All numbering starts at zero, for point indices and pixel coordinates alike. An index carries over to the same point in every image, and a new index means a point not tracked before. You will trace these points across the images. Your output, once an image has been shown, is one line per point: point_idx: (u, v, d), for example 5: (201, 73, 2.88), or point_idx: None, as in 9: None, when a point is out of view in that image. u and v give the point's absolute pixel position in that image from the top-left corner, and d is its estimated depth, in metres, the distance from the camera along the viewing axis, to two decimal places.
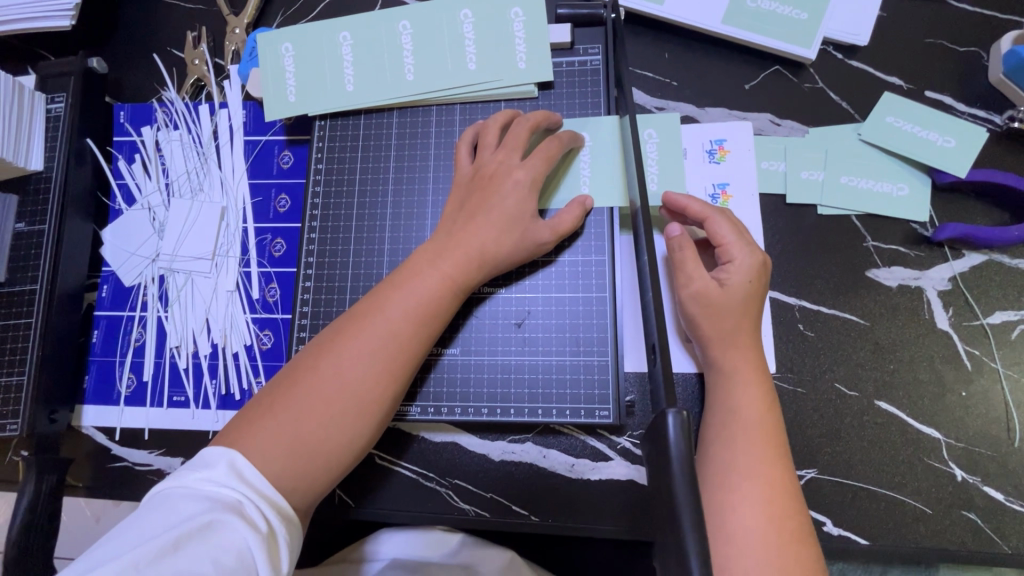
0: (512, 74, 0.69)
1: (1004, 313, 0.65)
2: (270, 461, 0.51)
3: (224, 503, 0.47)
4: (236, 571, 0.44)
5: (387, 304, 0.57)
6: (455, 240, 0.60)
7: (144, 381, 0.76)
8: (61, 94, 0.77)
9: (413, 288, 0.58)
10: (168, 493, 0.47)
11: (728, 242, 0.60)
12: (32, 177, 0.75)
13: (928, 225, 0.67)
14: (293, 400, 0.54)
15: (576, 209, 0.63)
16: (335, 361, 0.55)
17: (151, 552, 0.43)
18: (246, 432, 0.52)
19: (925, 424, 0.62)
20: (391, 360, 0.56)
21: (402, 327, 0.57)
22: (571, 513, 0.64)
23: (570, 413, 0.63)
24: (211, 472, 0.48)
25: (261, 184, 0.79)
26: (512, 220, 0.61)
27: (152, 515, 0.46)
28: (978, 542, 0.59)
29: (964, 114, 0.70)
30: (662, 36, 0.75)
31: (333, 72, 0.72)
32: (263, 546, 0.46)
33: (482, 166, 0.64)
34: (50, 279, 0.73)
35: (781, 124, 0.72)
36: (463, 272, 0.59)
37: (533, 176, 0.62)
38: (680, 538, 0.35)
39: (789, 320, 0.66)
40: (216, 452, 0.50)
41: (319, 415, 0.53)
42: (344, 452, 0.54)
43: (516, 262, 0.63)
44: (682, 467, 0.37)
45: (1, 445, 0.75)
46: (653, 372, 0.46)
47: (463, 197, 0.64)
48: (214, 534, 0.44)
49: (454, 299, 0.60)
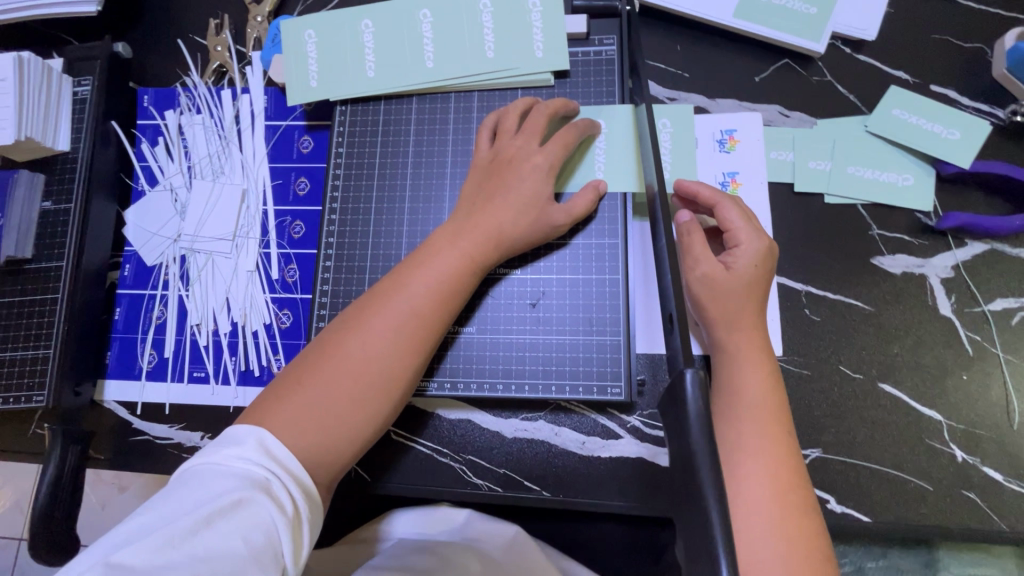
0: (530, 62, 0.71)
1: (1005, 299, 0.66)
2: (297, 431, 0.53)
3: (254, 480, 0.48)
4: (265, 548, 0.46)
5: (408, 282, 0.59)
6: (474, 221, 0.62)
7: (165, 358, 0.78)
8: (88, 77, 0.79)
9: (433, 267, 0.60)
10: (198, 470, 0.49)
11: (735, 227, 0.62)
12: (59, 158, 0.77)
13: (932, 214, 0.69)
14: (320, 373, 0.56)
15: (589, 193, 0.65)
16: (359, 336, 0.57)
17: (183, 526, 0.44)
18: (274, 404, 0.54)
19: (927, 406, 0.64)
20: (412, 337, 0.58)
21: (423, 305, 0.59)
22: (581, 488, 0.66)
23: (582, 391, 0.65)
24: (240, 450, 0.50)
25: (281, 168, 0.81)
26: (530, 203, 0.63)
27: (182, 491, 0.47)
28: (977, 520, 0.61)
29: (968, 108, 0.72)
30: (675, 28, 0.77)
31: (355, 59, 0.74)
32: (290, 525, 0.48)
33: (501, 150, 0.66)
34: (76, 257, 0.75)
35: (790, 115, 0.74)
36: (481, 252, 0.61)
37: (552, 161, 0.64)
38: (699, 489, 0.38)
39: (795, 304, 0.68)
40: (243, 430, 0.52)
41: (344, 389, 0.55)
42: (368, 424, 0.56)
43: (533, 244, 0.64)
44: (699, 419, 0.40)
45: (25, 417, 0.77)
46: (670, 343, 0.48)
47: (481, 179, 0.66)
48: (245, 510, 0.46)
49: (472, 278, 0.62)
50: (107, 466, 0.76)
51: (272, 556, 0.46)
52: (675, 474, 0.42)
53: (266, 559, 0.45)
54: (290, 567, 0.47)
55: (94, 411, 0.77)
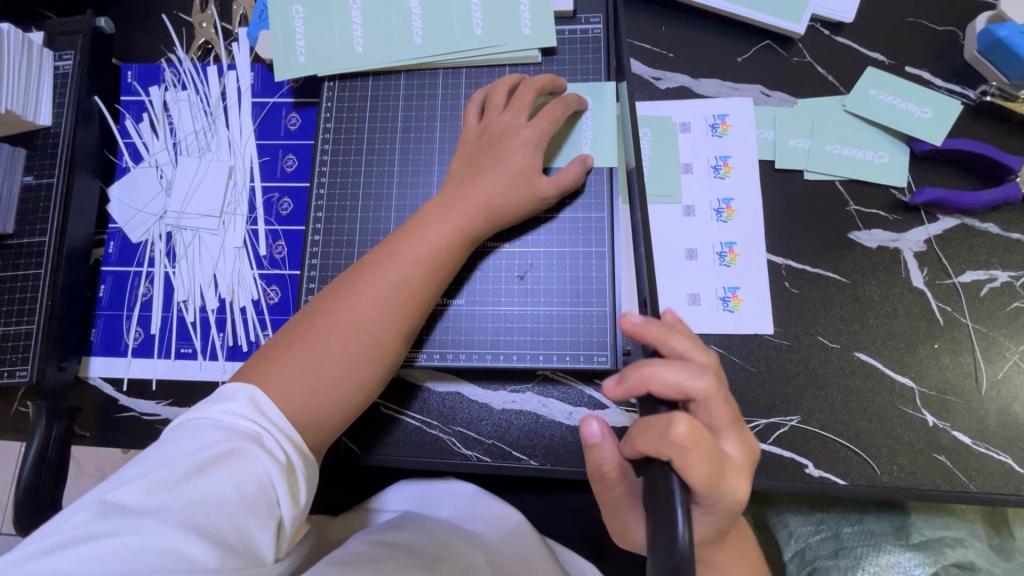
0: (517, 40, 0.72)
1: (974, 272, 0.69)
2: (289, 396, 0.54)
3: (244, 433, 0.49)
4: (258, 496, 0.46)
5: (399, 252, 0.60)
6: (465, 193, 0.63)
7: (151, 334, 0.77)
8: (70, 51, 0.78)
9: (423, 237, 0.61)
10: (190, 423, 0.49)
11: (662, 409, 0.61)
12: (40, 132, 0.76)
13: (905, 190, 0.72)
14: (311, 339, 0.56)
15: (577, 166, 0.66)
16: (349, 304, 0.58)
17: (177, 473, 0.44)
18: (266, 368, 0.55)
19: (899, 372, 0.67)
20: (402, 305, 0.59)
21: (414, 275, 0.59)
22: (568, 457, 0.67)
23: (569, 359, 0.66)
24: (232, 404, 0.50)
25: (268, 145, 0.80)
26: (519, 174, 0.64)
27: (176, 441, 0.47)
28: (947, 482, 0.64)
29: (941, 89, 0.75)
30: (660, 9, 0.79)
31: (342, 34, 0.74)
32: (283, 475, 0.48)
33: (490, 125, 0.67)
34: (59, 232, 0.74)
35: (771, 95, 0.76)
36: (472, 223, 0.62)
37: (539, 135, 0.65)
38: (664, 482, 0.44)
39: (776, 278, 0.70)
40: (236, 386, 0.52)
41: (334, 354, 0.56)
42: (358, 391, 0.58)
43: (522, 216, 0.65)
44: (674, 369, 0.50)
45: (6, 395, 0.76)
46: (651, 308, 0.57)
47: (471, 153, 0.67)
48: (237, 461, 0.46)
49: (462, 249, 0.63)
50: (92, 442, 0.75)
51: (266, 505, 0.47)
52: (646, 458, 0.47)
53: (258, 506, 0.46)
54: (285, 516, 0.48)
55: (78, 388, 0.77)
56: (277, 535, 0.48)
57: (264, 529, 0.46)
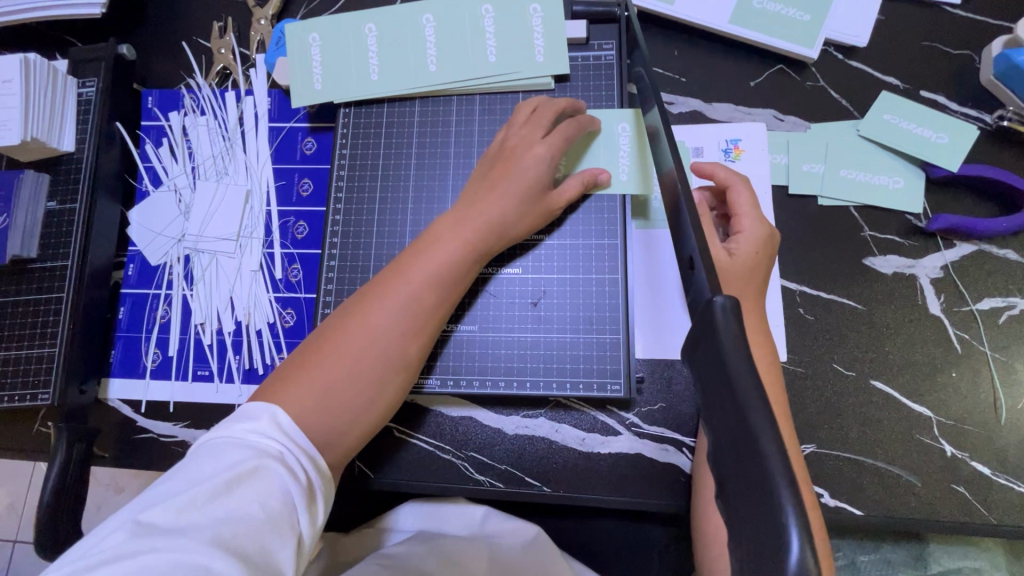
0: (530, 66, 0.72)
1: (992, 299, 0.68)
2: (305, 418, 0.53)
3: (267, 451, 0.49)
4: (280, 513, 0.46)
5: (414, 269, 0.60)
6: (476, 208, 0.63)
7: (169, 356, 0.78)
8: (93, 79, 0.80)
9: (436, 255, 0.61)
10: (215, 442, 0.49)
11: (742, 213, 0.62)
12: (64, 158, 0.78)
13: (922, 216, 0.71)
14: (327, 358, 0.56)
15: (580, 181, 0.67)
16: (365, 323, 0.58)
17: (205, 491, 0.45)
18: (281, 390, 0.54)
19: (916, 402, 0.66)
20: (417, 326, 0.60)
21: (428, 292, 0.60)
22: (581, 484, 0.67)
23: (583, 387, 0.66)
24: (255, 423, 0.50)
25: (285, 169, 0.82)
26: (528, 188, 0.64)
27: (202, 460, 0.47)
28: (965, 513, 0.63)
29: (956, 113, 0.74)
30: (672, 34, 0.79)
31: (358, 62, 0.75)
32: (302, 494, 0.48)
33: (505, 139, 0.68)
34: (81, 256, 0.76)
35: (784, 120, 0.75)
36: (484, 240, 0.63)
37: (551, 151, 0.66)
38: (762, 460, 0.30)
39: (790, 304, 0.70)
40: (258, 406, 0.52)
41: (349, 372, 0.56)
42: (368, 411, 0.57)
43: (525, 233, 0.66)
44: (729, 330, 0.36)
45: (28, 415, 0.78)
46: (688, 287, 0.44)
47: (485, 167, 0.67)
48: (260, 478, 0.46)
49: (474, 264, 0.63)
50: (110, 463, 0.76)
51: (289, 521, 0.46)
52: (700, 380, 0.37)
53: (282, 524, 0.46)
54: (305, 534, 0.48)
55: (98, 409, 0.78)
56: (298, 552, 0.47)
57: (288, 545, 0.46)
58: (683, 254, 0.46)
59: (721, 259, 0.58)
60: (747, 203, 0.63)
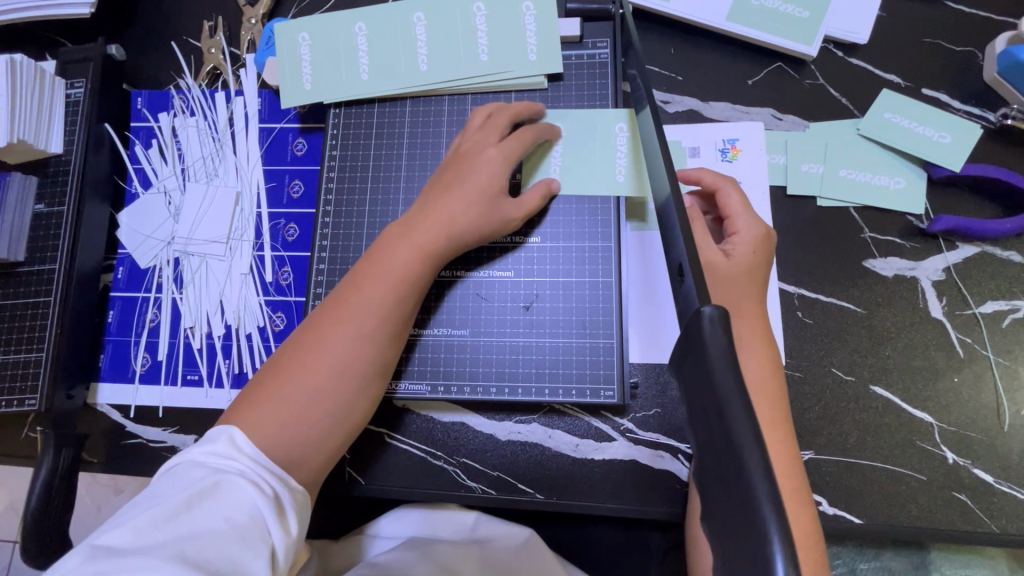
0: (523, 65, 0.71)
1: (995, 302, 0.67)
2: (260, 437, 0.52)
3: (230, 468, 0.48)
4: (247, 527, 0.45)
5: (363, 281, 0.59)
6: (426, 214, 0.62)
7: (158, 360, 0.77)
8: (81, 80, 0.79)
9: (386, 264, 0.60)
10: (178, 463, 0.49)
11: (735, 213, 0.61)
12: (52, 160, 0.77)
13: (923, 217, 0.70)
14: (281, 376, 0.55)
15: (540, 190, 0.66)
16: (317, 339, 0.57)
17: (165, 511, 0.44)
18: (237, 413, 0.54)
19: (918, 407, 0.64)
20: (371, 335, 0.58)
21: (377, 301, 0.58)
22: (575, 491, 0.66)
23: (576, 393, 0.65)
24: (215, 442, 0.50)
25: (275, 170, 0.81)
26: (481, 192, 0.63)
27: (164, 482, 0.47)
28: (967, 521, 0.61)
29: (960, 111, 0.72)
30: (669, 31, 0.78)
31: (348, 61, 0.74)
32: (271, 506, 0.47)
33: (461, 145, 0.67)
34: (69, 260, 0.75)
35: (783, 119, 0.74)
36: (434, 244, 0.61)
37: (502, 154, 0.64)
38: (747, 481, 0.30)
39: (788, 307, 0.68)
40: (216, 429, 0.52)
41: (303, 388, 0.55)
42: (330, 425, 0.56)
43: (490, 237, 0.64)
44: (719, 339, 0.35)
45: (17, 420, 0.77)
46: (678, 294, 0.43)
47: (438, 175, 0.66)
48: (222, 494, 0.46)
49: (428, 268, 0.61)
50: (99, 469, 0.75)
51: (257, 534, 0.45)
52: (689, 392, 0.36)
53: (250, 537, 0.45)
54: (280, 546, 0.47)
55: (87, 414, 0.77)
56: (269, 566, 0.46)
57: (257, 558, 0.45)
58: (673, 260, 0.45)
59: (714, 261, 0.58)
60: (738, 204, 0.61)
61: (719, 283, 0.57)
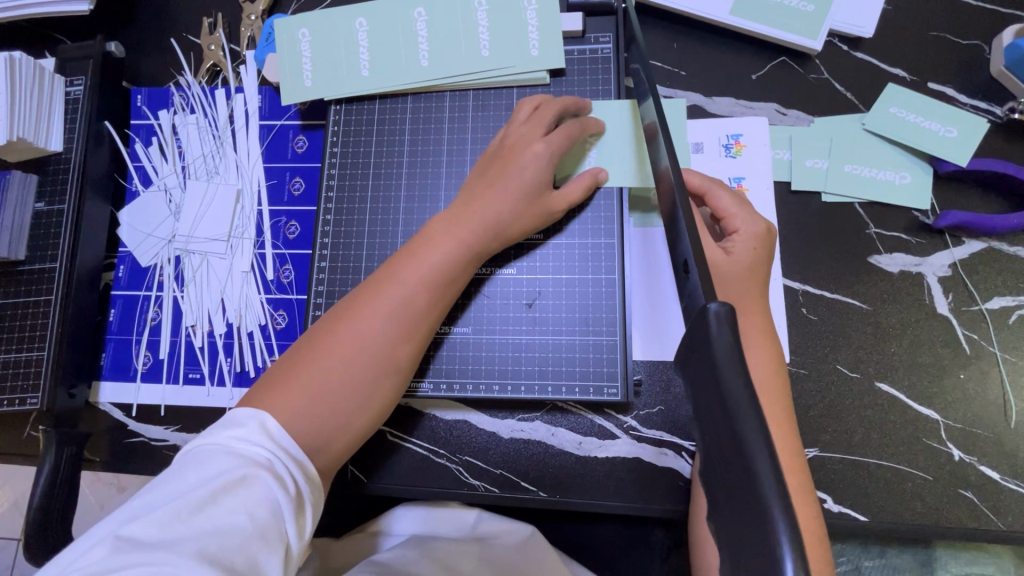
0: (525, 60, 0.70)
1: (1002, 298, 0.66)
2: (294, 422, 0.52)
3: (255, 460, 0.48)
4: (268, 524, 0.45)
5: (404, 270, 0.59)
6: (471, 207, 0.62)
7: (160, 358, 0.77)
8: (81, 77, 0.78)
9: (430, 256, 0.59)
10: (201, 450, 0.48)
11: (731, 213, 0.60)
12: (52, 158, 0.77)
13: (929, 213, 0.69)
14: (317, 360, 0.55)
15: (587, 181, 0.66)
16: (355, 325, 0.57)
17: (190, 503, 0.43)
18: (269, 394, 0.53)
19: (923, 405, 0.64)
20: (409, 328, 0.58)
21: (419, 294, 0.58)
22: (578, 489, 0.66)
23: (579, 390, 0.65)
24: (242, 430, 0.49)
25: (276, 168, 0.80)
26: (527, 188, 0.62)
27: (188, 470, 0.46)
28: (973, 519, 0.61)
29: (966, 105, 0.72)
30: (671, 26, 0.77)
31: (348, 57, 0.74)
32: (291, 503, 0.47)
33: (506, 137, 0.66)
34: (70, 259, 0.74)
35: (787, 113, 0.73)
36: (478, 241, 0.61)
37: (551, 149, 0.64)
38: (756, 482, 0.29)
39: (793, 304, 0.68)
40: (246, 412, 0.51)
41: (338, 376, 0.55)
42: (360, 415, 0.56)
43: (526, 233, 0.64)
44: (726, 338, 0.34)
45: (19, 419, 0.77)
46: (684, 291, 0.43)
47: (483, 165, 0.66)
48: (248, 488, 0.45)
49: (469, 265, 0.61)
50: (102, 468, 0.75)
51: (277, 532, 0.45)
52: (695, 391, 0.36)
53: (270, 535, 0.44)
54: (294, 545, 0.46)
55: (89, 413, 0.77)
56: (285, 564, 0.46)
57: (276, 557, 0.44)
58: (678, 257, 0.44)
59: (715, 260, 0.57)
60: (730, 205, 0.61)
61: (721, 280, 0.56)
